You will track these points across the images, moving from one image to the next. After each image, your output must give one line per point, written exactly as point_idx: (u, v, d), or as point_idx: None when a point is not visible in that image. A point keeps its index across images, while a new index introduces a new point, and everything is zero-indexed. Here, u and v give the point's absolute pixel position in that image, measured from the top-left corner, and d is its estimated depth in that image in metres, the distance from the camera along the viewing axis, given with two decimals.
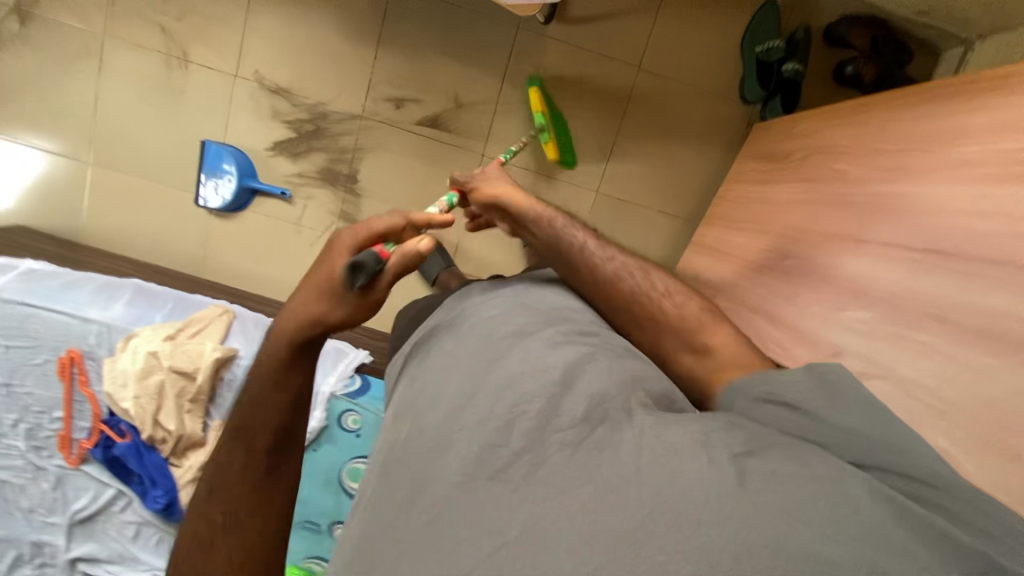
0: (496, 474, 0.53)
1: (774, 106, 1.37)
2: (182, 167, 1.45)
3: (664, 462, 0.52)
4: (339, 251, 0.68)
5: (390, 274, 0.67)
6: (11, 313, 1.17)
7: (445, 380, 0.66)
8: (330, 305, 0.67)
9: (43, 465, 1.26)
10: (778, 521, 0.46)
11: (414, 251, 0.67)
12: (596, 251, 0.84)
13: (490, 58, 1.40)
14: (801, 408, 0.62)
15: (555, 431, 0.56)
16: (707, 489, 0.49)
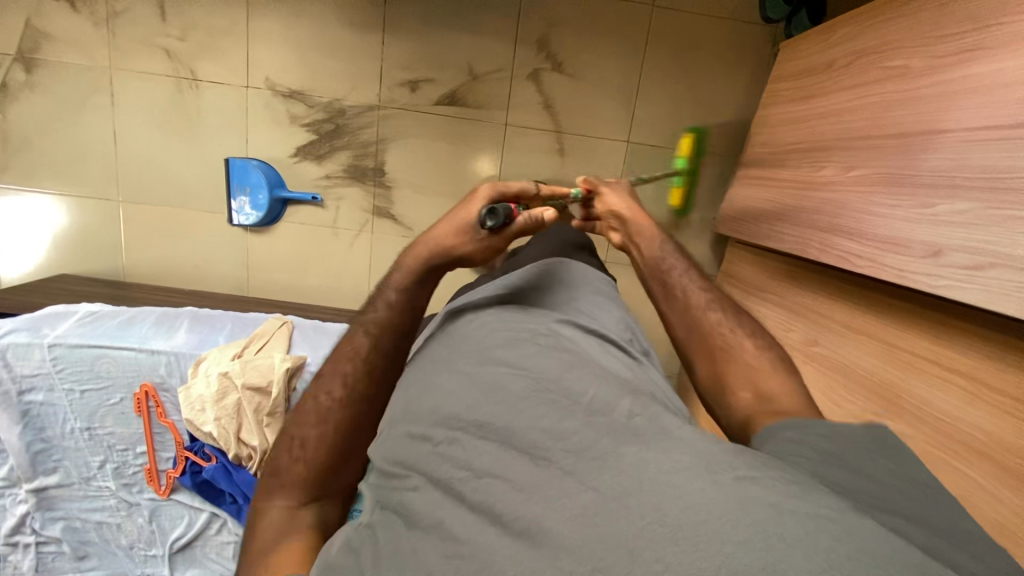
0: (474, 487, 0.42)
1: (800, 21, 1.31)
2: (211, 190, 1.44)
3: (678, 464, 0.38)
4: (477, 198, 0.65)
5: (515, 232, 0.65)
6: (81, 357, 1.18)
7: (436, 388, 0.55)
8: (459, 241, 0.63)
9: (136, 500, 1.29)
10: (792, 546, 0.30)
11: (539, 218, 0.65)
12: (695, 285, 0.68)
13: (498, 23, 1.36)
14: (845, 455, 0.41)
15: (557, 430, 0.44)
16: (712, 501, 0.34)
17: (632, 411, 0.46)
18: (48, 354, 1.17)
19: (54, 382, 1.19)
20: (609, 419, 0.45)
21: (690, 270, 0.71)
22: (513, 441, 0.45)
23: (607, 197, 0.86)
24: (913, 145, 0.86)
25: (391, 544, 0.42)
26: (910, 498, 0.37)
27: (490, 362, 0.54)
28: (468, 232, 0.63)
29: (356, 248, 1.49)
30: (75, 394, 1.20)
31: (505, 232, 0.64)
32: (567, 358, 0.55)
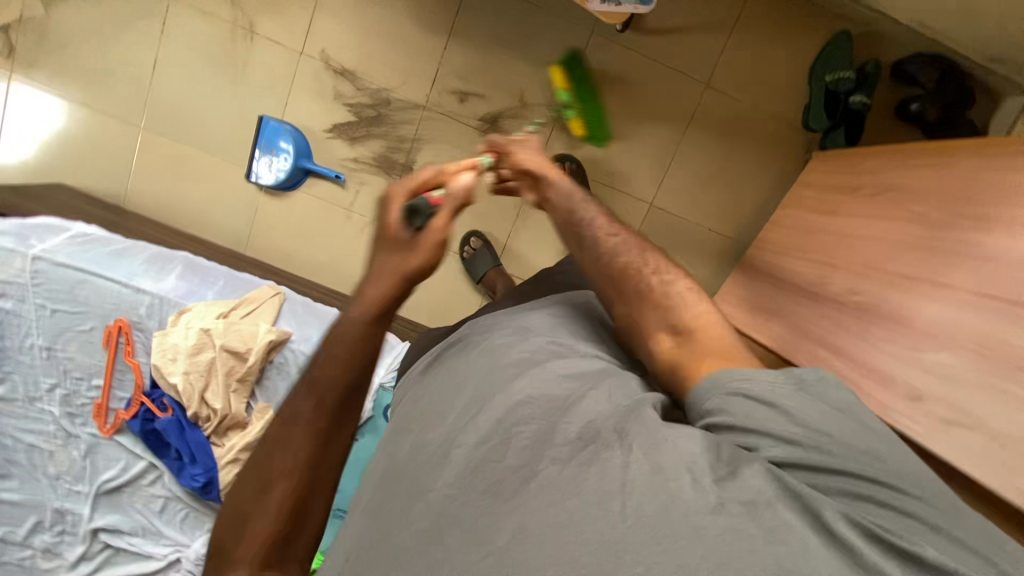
0: (481, 487, 0.54)
1: (836, 138, 1.37)
2: (236, 142, 1.43)
3: (651, 481, 0.49)
4: (392, 206, 0.66)
5: (450, 211, 0.65)
6: (63, 277, 1.15)
7: (453, 394, 0.67)
8: (399, 256, 0.64)
9: (76, 432, 1.24)
10: (767, 542, 0.44)
11: (465, 190, 0.67)
12: (603, 226, 0.74)
13: (559, 61, 1.39)
14: (777, 403, 0.53)
15: (550, 445, 0.55)
16: (686, 507, 0.47)
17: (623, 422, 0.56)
18: (30, 265, 1.14)
19: (27, 295, 1.15)
20: (604, 431, 0.55)
21: (602, 218, 0.75)
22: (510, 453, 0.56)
23: (517, 156, 0.84)
24: (917, 290, 0.92)
25: (423, 517, 0.55)
26: (831, 421, 0.52)
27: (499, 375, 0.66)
28: (401, 239, 0.64)
29: (365, 236, 1.48)
30: (45, 311, 1.16)
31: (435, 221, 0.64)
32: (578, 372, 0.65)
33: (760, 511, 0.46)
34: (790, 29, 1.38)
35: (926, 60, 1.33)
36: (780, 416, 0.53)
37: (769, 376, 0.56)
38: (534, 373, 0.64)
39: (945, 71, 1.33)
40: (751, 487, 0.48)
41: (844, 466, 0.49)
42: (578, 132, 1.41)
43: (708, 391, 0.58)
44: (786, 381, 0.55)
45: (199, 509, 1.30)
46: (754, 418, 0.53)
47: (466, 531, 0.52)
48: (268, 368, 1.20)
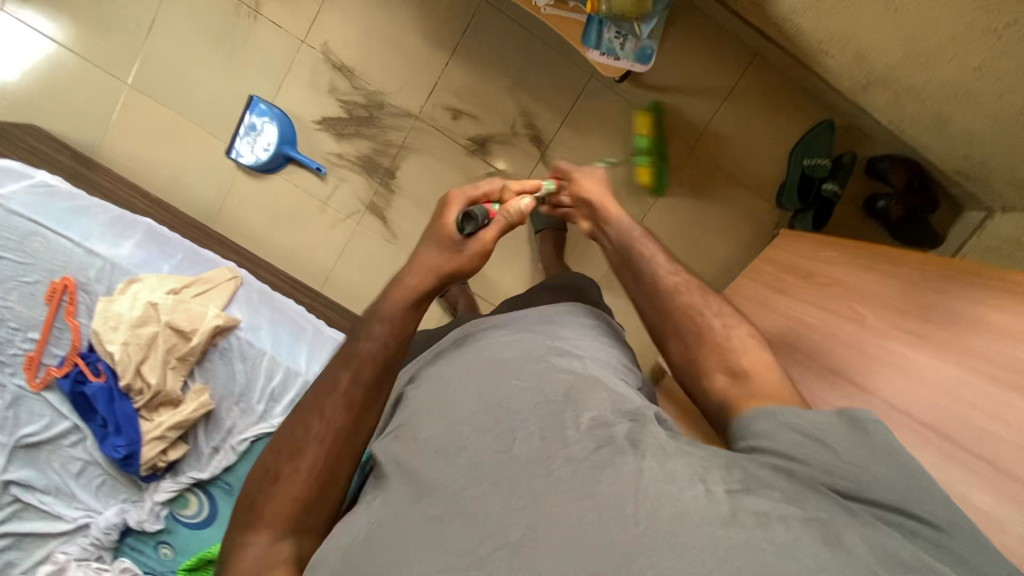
0: (494, 482, 0.60)
1: (805, 219, 1.44)
2: (222, 115, 1.42)
3: (662, 487, 0.57)
4: (450, 209, 0.84)
5: (496, 228, 0.83)
6: (14, 225, 1.13)
7: (456, 390, 0.72)
8: (449, 257, 0.82)
9: (5, 382, 1.24)
10: (779, 556, 0.52)
11: (516, 211, 0.85)
12: (664, 266, 0.90)
13: (554, 96, 1.41)
14: (822, 438, 0.63)
15: (562, 446, 0.62)
16: (700, 517, 0.54)
17: (636, 434, 0.65)
18: None
19: None
20: (618, 441, 0.63)
21: (660, 257, 0.91)
22: (517, 452, 0.62)
23: (579, 184, 1.02)
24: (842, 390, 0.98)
25: (431, 509, 0.59)
26: (871, 457, 0.61)
27: (504, 380, 0.71)
28: (455, 241, 0.82)
29: (336, 231, 1.48)
30: None
31: (485, 231, 0.83)
32: (585, 378, 0.73)
33: (772, 524, 0.54)
34: (778, 110, 1.44)
35: (896, 160, 1.40)
36: (818, 449, 0.62)
37: (824, 416, 0.65)
38: (544, 379, 0.71)
39: (913, 174, 1.39)
40: (761, 505, 0.56)
41: (873, 496, 0.59)
42: (641, 180, 1.45)
43: (755, 420, 0.69)
44: (836, 421, 0.64)
45: (117, 478, 1.30)
46: (796, 449, 0.63)
47: (477, 524, 0.57)
48: (210, 351, 1.19)
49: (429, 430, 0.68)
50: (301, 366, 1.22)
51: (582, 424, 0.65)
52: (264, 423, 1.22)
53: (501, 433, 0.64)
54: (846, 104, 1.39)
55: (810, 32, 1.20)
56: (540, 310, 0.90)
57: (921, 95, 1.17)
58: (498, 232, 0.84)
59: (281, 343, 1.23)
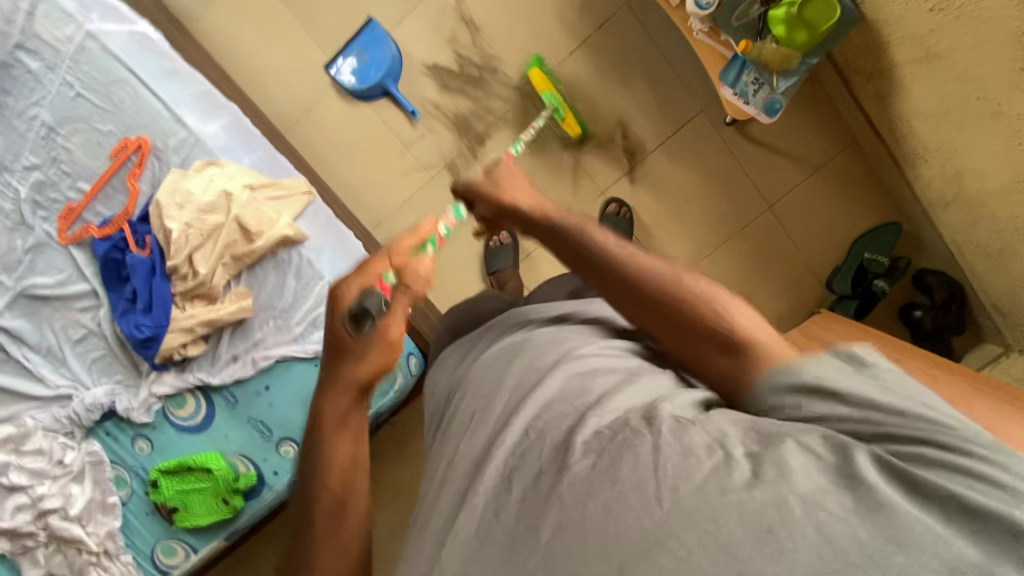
0: (526, 491, 0.56)
1: (848, 306, 1.46)
2: (335, 30, 1.39)
3: (678, 465, 0.50)
4: (336, 306, 0.72)
5: (392, 314, 0.71)
6: (107, 69, 1.08)
7: (492, 394, 0.69)
8: (349, 359, 0.70)
9: (31, 224, 1.14)
10: (806, 510, 0.44)
11: (405, 296, 0.73)
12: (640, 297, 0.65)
13: (661, 121, 1.44)
14: (828, 380, 0.51)
15: (583, 440, 0.56)
16: (721, 485, 0.47)
17: (654, 412, 0.57)
18: (80, 39, 1.08)
19: (60, 66, 1.08)
20: (635, 421, 0.56)
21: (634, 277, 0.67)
22: (543, 461, 0.58)
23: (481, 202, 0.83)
24: None
25: (471, 522, 0.58)
26: (902, 395, 0.49)
27: (534, 381, 0.67)
28: (346, 345, 0.70)
29: (407, 178, 1.44)
30: (69, 91, 1.09)
31: (376, 329, 0.70)
32: (612, 373, 0.65)
33: (788, 471, 0.46)
34: (859, 198, 1.49)
35: (942, 276, 1.46)
36: (831, 398, 0.50)
37: (821, 357, 0.53)
38: (571, 381, 0.65)
39: (955, 295, 1.44)
40: (779, 454, 0.48)
41: (894, 424, 0.47)
42: (573, 131, 1.39)
43: (753, 387, 0.56)
44: (840, 365, 0.53)
45: (116, 357, 1.21)
46: (809, 406, 0.52)
47: (511, 532, 0.55)
48: (267, 258, 1.14)
49: (469, 441, 0.66)
50: None
51: (607, 417, 0.59)
52: (296, 345, 1.17)
53: (529, 438, 0.61)
54: (920, 213, 1.45)
55: (919, 136, 1.26)
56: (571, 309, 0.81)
57: (998, 225, 1.20)
58: (396, 318, 0.71)
59: (338, 272, 1.17)
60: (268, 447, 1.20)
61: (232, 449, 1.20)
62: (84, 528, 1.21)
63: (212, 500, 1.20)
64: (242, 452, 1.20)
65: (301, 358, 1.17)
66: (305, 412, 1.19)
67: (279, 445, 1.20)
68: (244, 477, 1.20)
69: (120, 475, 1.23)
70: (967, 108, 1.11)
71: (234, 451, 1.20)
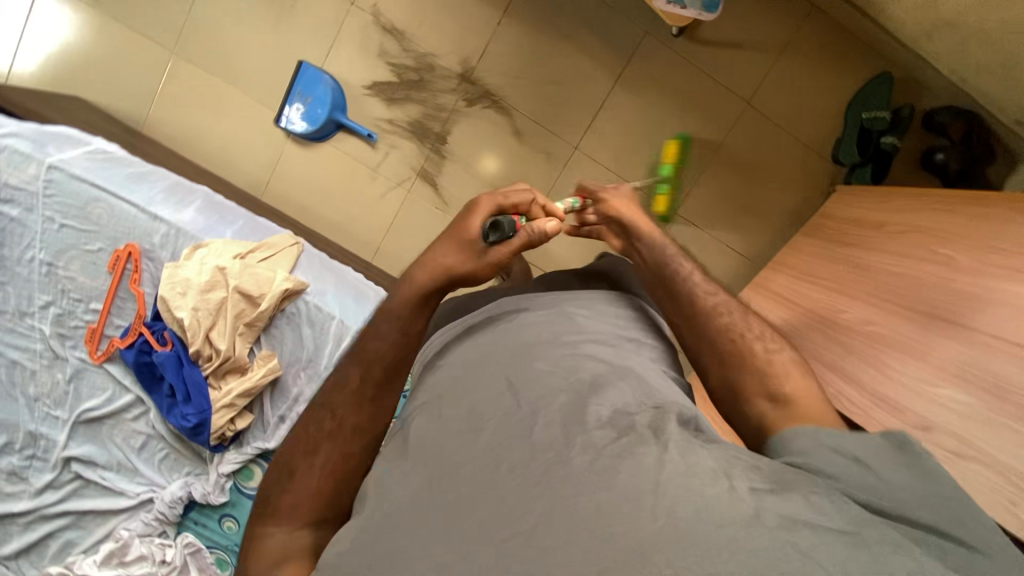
0: (510, 468, 0.54)
1: (864, 173, 1.39)
2: (271, 85, 1.42)
3: (684, 482, 0.50)
4: (479, 211, 0.73)
5: (519, 241, 0.73)
6: (77, 191, 1.14)
7: (481, 373, 0.67)
8: (462, 258, 0.72)
9: (64, 354, 1.21)
10: (804, 562, 0.44)
11: (543, 231, 0.73)
12: (703, 285, 0.76)
13: (609, 58, 1.41)
14: (858, 457, 0.54)
15: (583, 434, 0.56)
16: (722, 516, 0.47)
17: (661, 428, 0.58)
18: (44, 173, 1.14)
19: (37, 205, 1.14)
20: (640, 432, 0.57)
21: (694, 273, 0.77)
22: (537, 440, 0.56)
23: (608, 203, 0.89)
24: (938, 329, 0.95)
25: (446, 493, 0.53)
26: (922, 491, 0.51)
27: (527, 367, 0.67)
28: (469, 245, 0.72)
29: (387, 200, 1.45)
30: (53, 225, 1.15)
31: (506, 244, 0.72)
32: (610, 377, 0.66)
33: (799, 528, 0.46)
34: (838, 61, 1.41)
35: (955, 110, 1.35)
36: (855, 469, 0.53)
37: (866, 438, 0.57)
38: (565, 374, 0.66)
39: (974, 126, 1.34)
40: (789, 508, 0.48)
41: (930, 523, 0.49)
42: (659, 209, 1.32)
43: (788, 443, 0.59)
44: (880, 446, 0.56)
45: (180, 451, 1.27)
46: (828, 463, 0.55)
47: (484, 514, 0.51)
48: (277, 316, 1.17)
49: (455, 412, 0.62)
50: None
51: (607, 421, 0.59)
52: None
53: (523, 416, 0.59)
54: (905, 54, 1.36)
55: None
56: (575, 300, 0.81)
57: (989, 35, 1.10)
58: (518, 248, 0.73)
59: (347, 307, 1.19)
60: None
61: None
62: None
63: None
64: None
65: None
66: None
67: None
68: None
69: (221, 558, 1.28)
70: None
71: None
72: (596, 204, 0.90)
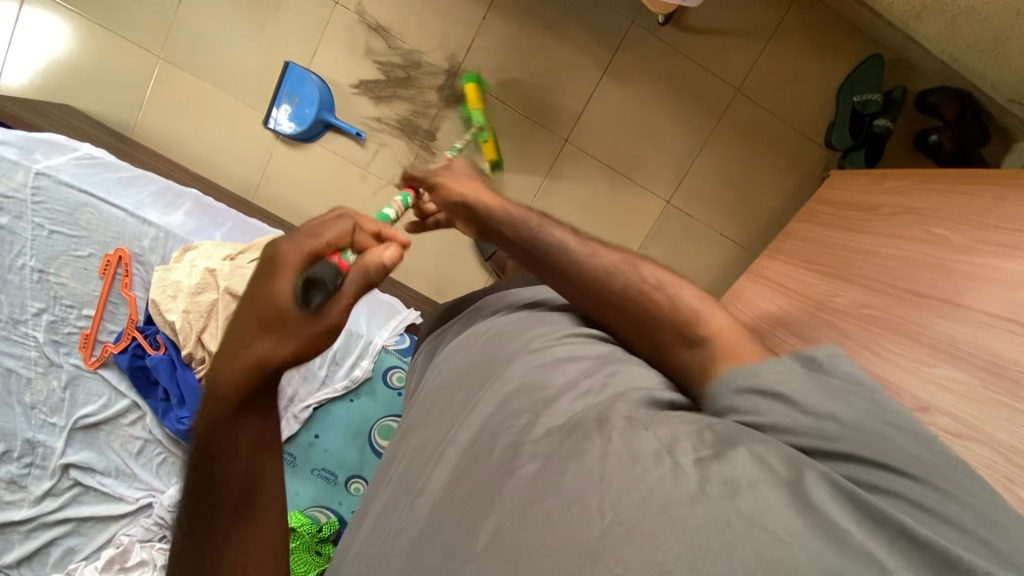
0: (468, 490, 0.56)
1: (858, 157, 1.38)
2: (259, 87, 1.42)
3: (626, 472, 0.50)
4: (280, 275, 0.58)
5: (353, 287, 0.60)
6: (66, 198, 1.14)
7: (451, 398, 0.69)
8: (274, 339, 0.56)
9: (59, 361, 1.21)
10: (749, 531, 0.43)
11: (379, 263, 0.62)
12: (577, 247, 0.72)
13: (596, 49, 1.40)
14: (784, 393, 0.54)
15: (532, 443, 0.57)
16: (664, 497, 0.47)
17: (607, 413, 0.57)
18: (32, 180, 1.13)
19: (25, 212, 1.14)
20: (587, 424, 0.56)
21: (567, 236, 0.74)
22: (493, 457, 0.57)
23: (445, 187, 0.85)
24: (933, 310, 0.93)
25: (420, 523, 0.56)
26: (873, 430, 0.50)
27: (488, 380, 0.67)
28: (279, 318, 0.56)
29: (378, 199, 1.45)
30: (43, 231, 1.14)
31: (336, 299, 0.59)
32: (569, 369, 0.65)
33: (742, 492, 0.46)
34: (827, 44, 1.40)
35: (948, 91, 1.33)
36: (802, 415, 0.53)
37: (782, 363, 0.57)
38: (522, 375, 0.65)
39: (967, 106, 1.33)
40: (731, 472, 0.48)
41: (875, 458, 0.48)
42: (489, 157, 1.36)
43: (718, 392, 0.59)
44: (799, 369, 0.56)
45: (177, 455, 1.27)
46: (762, 411, 0.55)
47: (447, 537, 0.53)
48: None
49: (431, 442, 0.65)
50: (363, 329, 1.25)
51: (558, 419, 0.59)
52: (327, 387, 1.21)
53: (479, 436, 0.61)
54: (895, 34, 1.35)
55: None
56: (543, 299, 0.80)
57: (978, 11, 1.08)
58: (355, 296, 0.60)
59: None
60: (340, 491, 1.18)
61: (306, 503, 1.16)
62: None
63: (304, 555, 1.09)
64: (317, 503, 1.17)
65: (336, 398, 1.21)
66: (358, 447, 1.19)
67: (349, 485, 1.17)
68: (327, 524, 1.14)
69: None
70: None
71: (309, 504, 1.17)
72: (430, 191, 0.87)
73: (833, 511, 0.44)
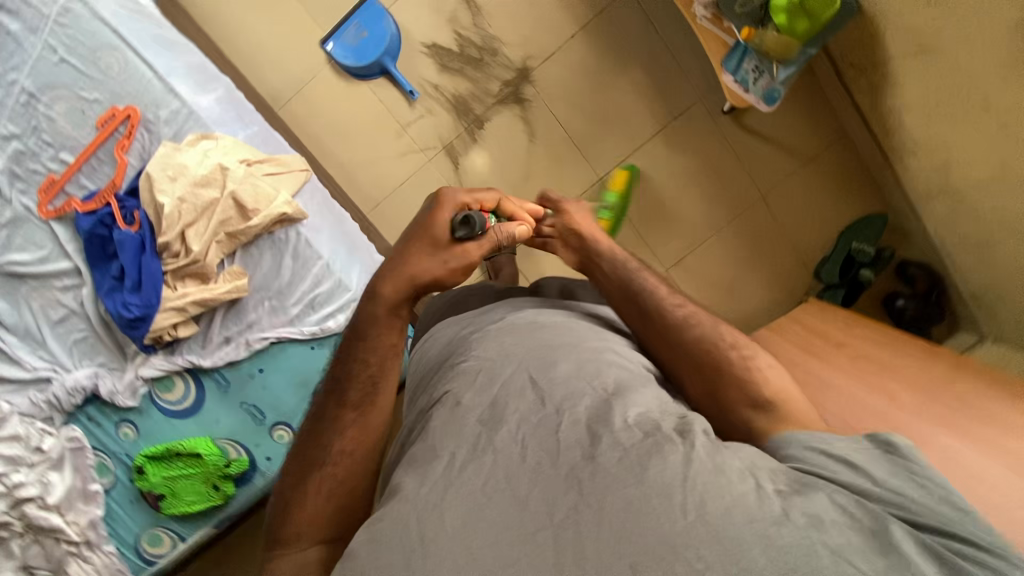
0: (539, 462, 0.58)
1: (836, 294, 1.50)
2: (331, 6, 1.36)
3: (709, 481, 0.54)
4: (446, 205, 0.78)
5: (489, 239, 0.79)
6: (94, 33, 1.06)
7: (502, 359, 0.70)
8: (428, 255, 0.76)
9: (9, 197, 1.09)
10: (834, 559, 0.48)
11: (510, 232, 0.81)
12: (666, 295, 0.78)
13: (658, 108, 1.45)
14: (855, 461, 0.57)
15: (607, 432, 0.59)
16: (750, 513, 0.51)
17: (684, 426, 0.60)
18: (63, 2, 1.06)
19: (43, 29, 1.06)
20: (665, 429, 0.60)
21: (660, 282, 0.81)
22: (563, 436, 0.60)
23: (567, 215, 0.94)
24: None
25: (483, 483, 0.58)
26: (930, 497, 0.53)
27: (549, 357, 0.69)
28: (438, 240, 0.77)
29: (404, 160, 1.41)
30: (53, 57, 1.06)
31: (476, 240, 0.78)
32: (627, 374, 0.68)
33: (827, 527, 0.50)
34: (847, 188, 1.53)
35: (926, 267, 1.50)
36: (868, 481, 0.55)
37: (853, 440, 0.60)
38: (587, 365, 0.68)
39: (936, 285, 1.49)
40: (815, 507, 0.52)
41: (932, 522, 0.51)
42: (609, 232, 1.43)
43: (786, 446, 0.62)
44: (872, 449, 0.59)
45: (99, 338, 1.13)
46: (832, 471, 0.57)
47: (518, 504, 0.56)
48: (263, 237, 1.09)
49: (480, 402, 0.65)
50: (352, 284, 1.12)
51: (631, 417, 0.61)
52: (293, 326, 1.10)
53: (547, 410, 0.63)
54: (902, 203, 1.49)
55: (910, 130, 1.30)
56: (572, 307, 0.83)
57: (979, 216, 1.23)
58: (487, 245, 0.79)
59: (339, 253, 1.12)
60: (262, 432, 1.13)
61: (221, 434, 1.12)
62: (64, 517, 1.13)
63: (204, 488, 1.13)
64: (232, 437, 1.12)
65: (297, 340, 1.11)
66: (298, 397, 1.12)
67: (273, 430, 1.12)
68: (235, 463, 1.12)
69: (102, 462, 1.15)
70: (948, 106, 1.15)
71: (224, 436, 1.12)
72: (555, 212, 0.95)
73: (913, 556, 0.48)
